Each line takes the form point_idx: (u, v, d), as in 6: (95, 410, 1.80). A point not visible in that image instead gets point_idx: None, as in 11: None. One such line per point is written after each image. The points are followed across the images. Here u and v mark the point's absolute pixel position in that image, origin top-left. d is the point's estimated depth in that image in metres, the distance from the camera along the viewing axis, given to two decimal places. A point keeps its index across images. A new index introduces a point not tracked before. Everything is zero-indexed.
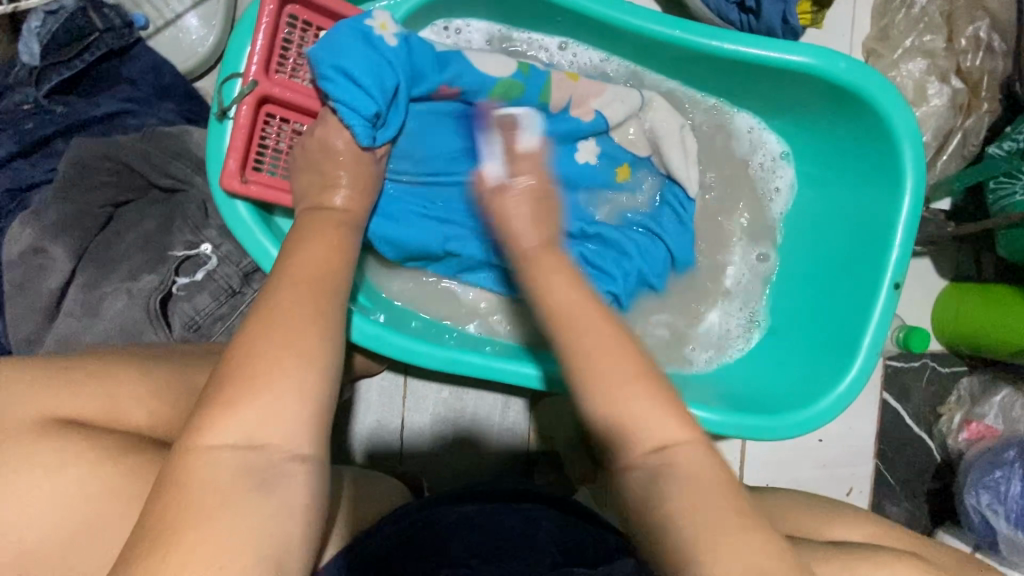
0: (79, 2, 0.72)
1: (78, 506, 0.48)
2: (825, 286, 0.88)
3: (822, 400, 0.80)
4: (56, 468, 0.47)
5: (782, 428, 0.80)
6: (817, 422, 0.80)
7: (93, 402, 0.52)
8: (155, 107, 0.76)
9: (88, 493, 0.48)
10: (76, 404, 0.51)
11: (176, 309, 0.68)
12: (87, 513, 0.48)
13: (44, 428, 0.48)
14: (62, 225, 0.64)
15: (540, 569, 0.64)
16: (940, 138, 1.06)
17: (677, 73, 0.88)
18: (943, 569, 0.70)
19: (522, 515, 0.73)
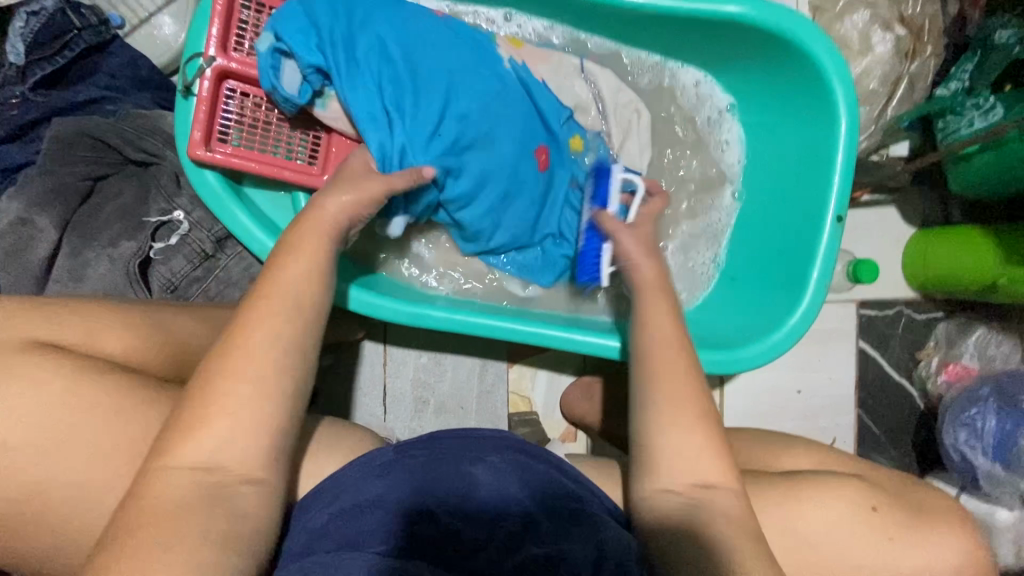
0: (58, 3, 0.79)
1: (58, 424, 0.53)
2: (775, 229, 0.91)
3: (772, 335, 0.84)
4: (40, 389, 0.53)
5: (734, 362, 0.83)
6: (767, 357, 0.84)
7: (71, 334, 0.59)
8: (133, 95, 0.83)
9: (68, 411, 0.53)
10: (54, 337, 0.58)
11: (155, 273, 0.74)
12: (68, 430, 0.53)
13: (29, 355, 0.54)
14: (46, 197, 0.70)
15: (499, 523, 0.69)
16: (888, 85, 1.09)
17: (618, 35, 0.93)
18: (889, 492, 0.75)
19: (488, 465, 0.74)
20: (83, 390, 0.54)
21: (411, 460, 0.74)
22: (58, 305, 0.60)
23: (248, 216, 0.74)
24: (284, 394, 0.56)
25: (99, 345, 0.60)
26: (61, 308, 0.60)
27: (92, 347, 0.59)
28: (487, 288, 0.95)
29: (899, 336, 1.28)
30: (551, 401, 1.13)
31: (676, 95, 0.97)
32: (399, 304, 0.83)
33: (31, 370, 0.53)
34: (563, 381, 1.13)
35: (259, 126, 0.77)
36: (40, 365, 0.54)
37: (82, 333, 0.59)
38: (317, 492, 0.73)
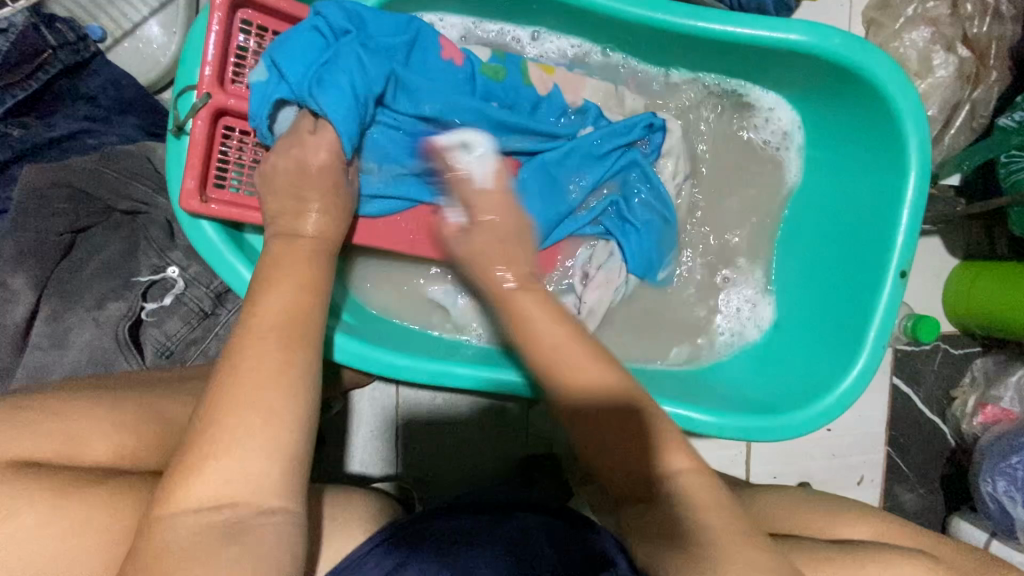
0: (28, 18, 0.68)
1: (38, 553, 0.46)
2: (829, 278, 0.84)
3: (825, 400, 0.76)
4: (16, 512, 0.46)
5: (784, 431, 0.76)
6: (819, 425, 0.76)
7: (52, 441, 0.51)
8: (116, 124, 0.73)
9: (51, 537, 0.46)
10: (31, 445, 0.49)
11: (147, 336, 0.66)
12: (47, 560, 0.46)
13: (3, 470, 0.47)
14: (20, 256, 0.61)
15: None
16: (946, 112, 1.00)
17: (661, 55, 0.82)
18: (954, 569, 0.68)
19: (517, 525, 0.72)
20: (71, 509, 0.47)
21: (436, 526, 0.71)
22: (40, 400, 0.53)
23: (252, 273, 0.66)
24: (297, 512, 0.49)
25: (85, 443, 0.52)
26: (37, 407, 0.52)
27: (77, 447, 0.52)
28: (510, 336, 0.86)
29: (934, 371, 1.23)
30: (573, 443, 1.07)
31: (724, 128, 0.87)
32: (422, 360, 0.74)
33: (10, 486, 0.46)
34: None
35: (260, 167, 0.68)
36: (21, 480, 0.47)
37: (67, 431, 0.52)
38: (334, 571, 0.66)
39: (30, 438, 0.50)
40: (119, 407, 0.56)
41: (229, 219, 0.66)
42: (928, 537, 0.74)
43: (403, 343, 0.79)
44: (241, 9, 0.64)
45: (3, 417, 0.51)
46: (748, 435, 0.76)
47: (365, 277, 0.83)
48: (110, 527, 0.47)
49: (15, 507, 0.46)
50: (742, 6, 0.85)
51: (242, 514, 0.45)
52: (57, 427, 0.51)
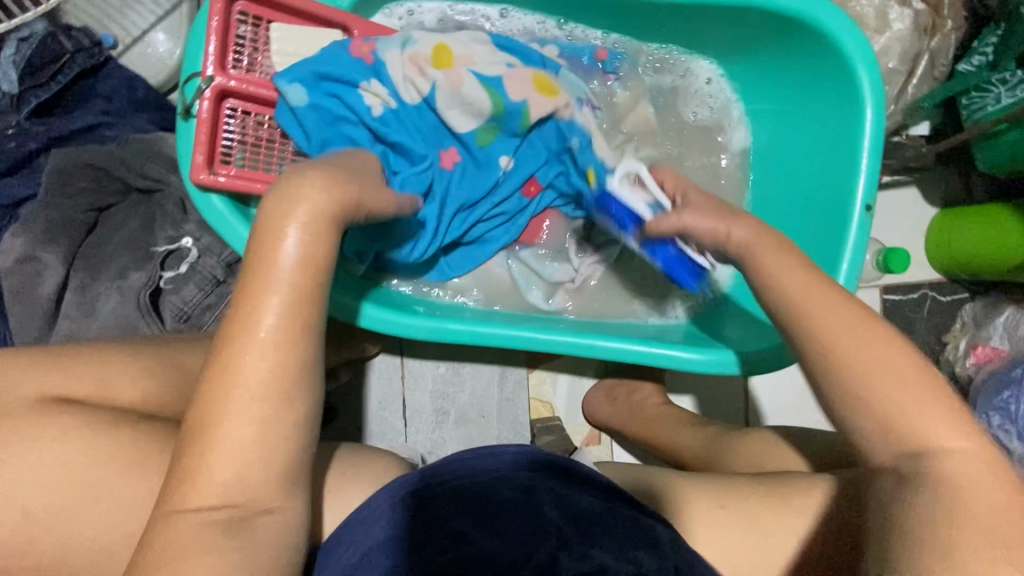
0: (48, 27, 0.76)
1: (79, 473, 0.52)
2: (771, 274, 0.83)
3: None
4: (59, 438, 0.52)
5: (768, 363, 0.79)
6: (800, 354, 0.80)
7: (83, 384, 0.57)
8: (131, 118, 0.81)
9: (90, 461, 0.52)
10: (68, 386, 0.57)
11: (166, 303, 0.72)
12: (88, 479, 0.52)
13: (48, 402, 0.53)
14: (50, 233, 0.68)
15: (542, 542, 0.68)
16: (907, 63, 1.04)
17: (624, 24, 0.88)
18: None
19: (521, 485, 0.73)
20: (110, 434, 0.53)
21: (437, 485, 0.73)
22: (74, 353, 0.59)
23: None
24: (303, 433, 0.54)
25: (115, 389, 0.59)
26: (72, 358, 0.59)
27: (109, 392, 0.58)
28: (505, 298, 0.91)
29: (925, 320, 1.25)
30: (573, 405, 1.11)
31: (692, 91, 0.93)
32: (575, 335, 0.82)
33: (57, 419, 0.53)
34: (584, 384, 1.12)
35: (262, 144, 0.75)
36: (65, 415, 0.53)
37: (94, 377, 0.58)
38: (348, 520, 0.72)
39: (69, 383, 0.57)
40: (142, 358, 0.62)
41: (236, 193, 0.73)
42: None
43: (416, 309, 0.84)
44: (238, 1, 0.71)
45: (41, 368, 0.57)
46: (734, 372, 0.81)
47: None
48: (142, 451, 0.54)
49: (61, 435, 0.52)
50: None
51: (257, 430, 0.51)
52: (83, 371, 0.58)
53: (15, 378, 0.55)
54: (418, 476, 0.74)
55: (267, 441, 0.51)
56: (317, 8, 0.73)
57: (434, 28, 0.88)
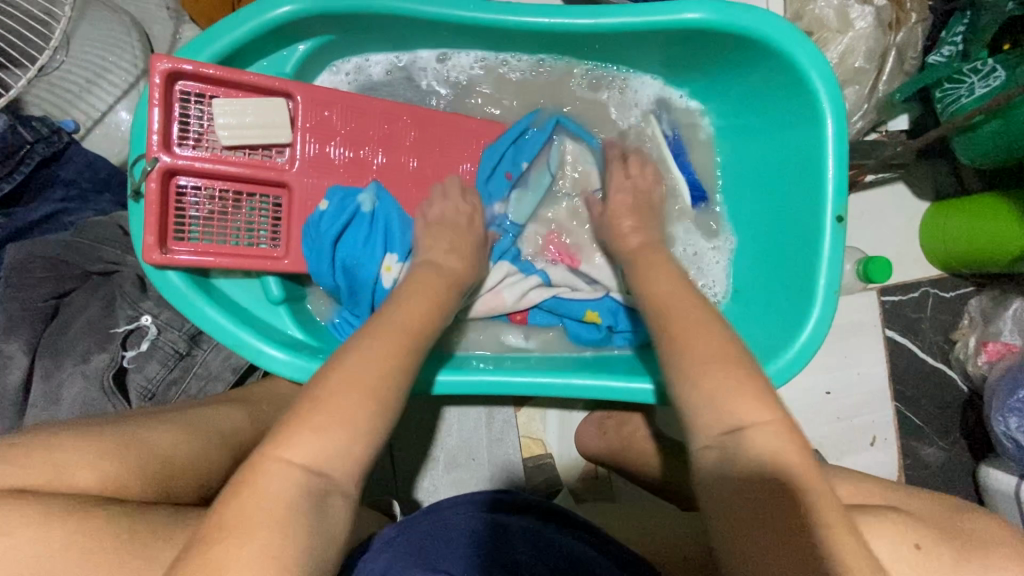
0: (7, 120, 0.77)
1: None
2: None
3: (785, 353, 0.78)
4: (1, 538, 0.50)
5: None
6: (787, 375, 0.77)
7: (38, 471, 0.55)
8: (93, 201, 0.84)
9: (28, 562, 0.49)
10: (22, 476, 0.54)
11: (132, 382, 0.72)
12: None
13: None
14: (13, 324, 0.69)
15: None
16: (875, 60, 1.01)
17: (572, 55, 0.88)
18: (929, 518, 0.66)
19: (496, 527, 0.72)
20: (51, 533, 0.50)
21: (411, 536, 0.71)
22: (27, 441, 0.57)
23: (218, 312, 0.73)
24: None
25: (70, 473, 0.56)
26: (26, 441, 0.57)
27: (63, 477, 0.55)
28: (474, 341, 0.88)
29: (929, 319, 1.20)
30: (565, 440, 1.09)
31: (651, 111, 0.92)
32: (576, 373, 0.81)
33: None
34: (574, 418, 1.09)
35: (216, 216, 0.75)
36: (5, 511, 0.50)
37: (47, 461, 0.56)
38: None
39: (17, 472, 0.54)
40: (99, 439, 0.59)
41: (192, 267, 0.73)
42: (903, 492, 0.72)
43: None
44: (181, 81, 0.72)
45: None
46: None
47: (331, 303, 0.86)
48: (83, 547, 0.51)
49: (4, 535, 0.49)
50: None
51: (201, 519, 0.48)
52: (40, 458, 0.56)
53: None
54: (394, 530, 0.73)
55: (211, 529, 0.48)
56: (257, 77, 0.74)
57: (383, 81, 0.88)
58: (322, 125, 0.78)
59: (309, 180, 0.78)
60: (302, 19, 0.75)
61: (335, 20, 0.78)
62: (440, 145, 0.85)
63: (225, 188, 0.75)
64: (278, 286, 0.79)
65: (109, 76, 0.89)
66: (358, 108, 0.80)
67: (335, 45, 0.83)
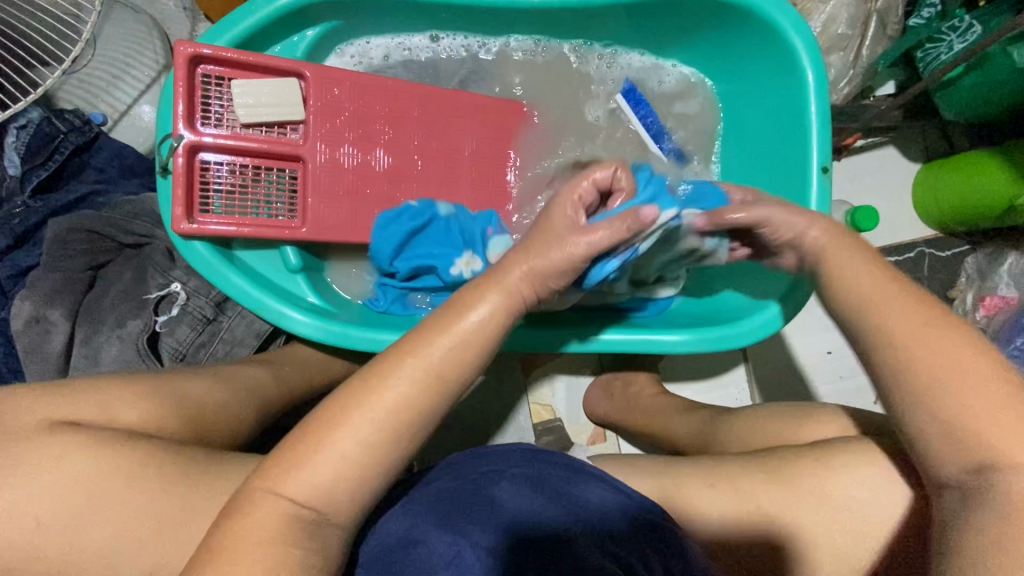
0: (44, 114, 0.86)
1: (63, 503, 0.53)
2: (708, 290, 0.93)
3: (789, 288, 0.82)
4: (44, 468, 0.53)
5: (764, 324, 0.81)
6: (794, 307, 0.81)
7: (77, 412, 0.59)
8: (122, 184, 0.90)
9: (69, 488, 0.53)
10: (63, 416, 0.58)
11: (164, 345, 0.78)
12: (72, 507, 0.53)
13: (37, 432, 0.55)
14: (54, 293, 0.74)
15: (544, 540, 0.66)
16: (858, 26, 1.05)
17: (563, 30, 0.93)
18: None
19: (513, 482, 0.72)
20: (98, 461, 0.54)
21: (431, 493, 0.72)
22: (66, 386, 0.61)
23: (241, 278, 0.78)
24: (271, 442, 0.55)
25: (115, 411, 0.61)
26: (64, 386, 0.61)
27: (109, 414, 0.60)
28: None
29: (928, 279, 1.21)
30: (573, 405, 1.12)
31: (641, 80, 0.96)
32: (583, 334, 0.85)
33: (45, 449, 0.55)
34: (582, 384, 1.13)
35: (238, 191, 0.81)
36: (50, 444, 0.55)
37: (86, 403, 0.60)
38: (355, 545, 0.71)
39: (67, 409, 0.58)
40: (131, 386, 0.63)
41: (217, 236, 0.79)
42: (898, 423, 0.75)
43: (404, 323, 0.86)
44: (201, 65, 0.78)
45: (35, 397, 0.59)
46: (713, 348, 0.83)
47: (344, 271, 0.91)
48: (121, 476, 0.54)
49: (52, 465, 0.53)
50: None
51: None
52: (78, 401, 0.60)
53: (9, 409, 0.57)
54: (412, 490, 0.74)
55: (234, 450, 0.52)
56: (270, 60, 0.80)
57: (384, 63, 0.94)
58: (332, 103, 0.84)
59: (320, 153, 0.84)
60: (310, 5, 0.81)
61: (340, 5, 0.84)
62: (444, 117, 0.90)
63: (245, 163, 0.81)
64: (295, 255, 0.85)
65: (133, 71, 0.96)
66: (363, 86, 0.85)
67: (340, 31, 0.89)
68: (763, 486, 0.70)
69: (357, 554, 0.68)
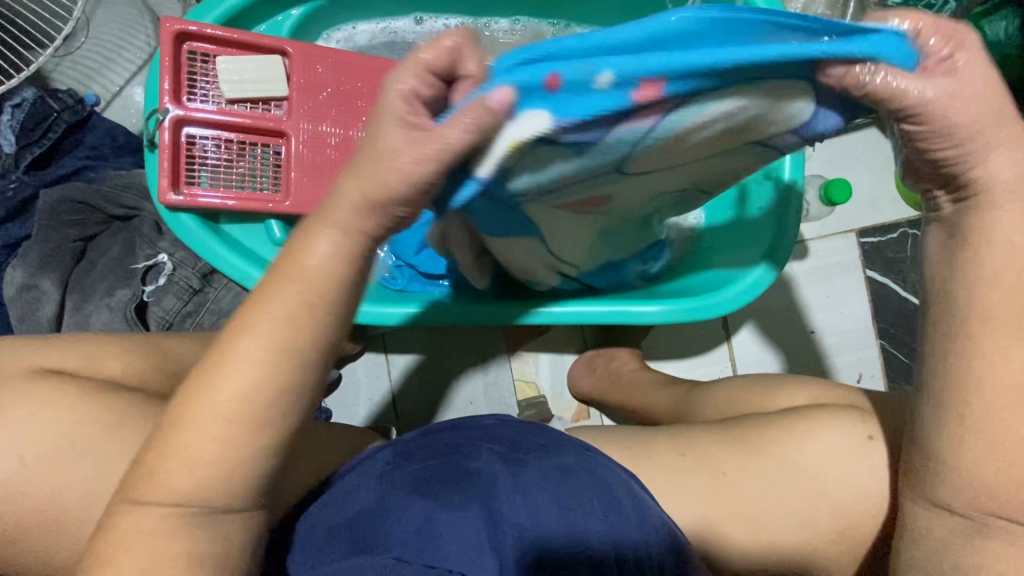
0: (37, 93, 0.89)
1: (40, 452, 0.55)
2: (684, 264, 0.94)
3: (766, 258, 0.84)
4: (24, 421, 0.55)
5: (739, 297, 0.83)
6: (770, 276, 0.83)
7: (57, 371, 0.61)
8: (114, 161, 0.92)
9: (47, 437, 0.55)
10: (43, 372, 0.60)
11: (151, 314, 0.80)
12: (49, 457, 0.55)
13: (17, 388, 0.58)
14: (45, 261, 0.77)
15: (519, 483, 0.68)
16: (835, 8, 1.07)
17: (543, 11, 0.95)
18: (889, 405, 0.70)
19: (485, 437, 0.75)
20: (78, 408, 0.57)
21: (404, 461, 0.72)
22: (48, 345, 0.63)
23: (228, 249, 0.80)
24: None
25: (100, 362, 0.63)
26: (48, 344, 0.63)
27: (94, 364, 0.63)
28: None
29: (910, 260, 1.22)
30: (557, 383, 1.14)
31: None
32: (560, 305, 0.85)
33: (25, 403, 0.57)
34: (566, 361, 1.15)
35: (223, 165, 0.83)
36: (31, 398, 0.57)
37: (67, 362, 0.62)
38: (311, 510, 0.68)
39: (52, 356, 0.61)
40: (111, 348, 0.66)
41: (203, 209, 0.81)
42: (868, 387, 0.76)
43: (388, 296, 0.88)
44: (187, 42, 0.81)
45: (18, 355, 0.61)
46: (687, 318, 0.84)
47: None
48: (98, 426, 0.56)
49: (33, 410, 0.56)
50: None
51: None
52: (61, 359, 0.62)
53: None
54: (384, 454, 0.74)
55: None
56: (254, 37, 0.82)
57: (368, 46, 0.96)
58: (315, 80, 0.86)
59: (304, 128, 0.86)
60: None
61: None
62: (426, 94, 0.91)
63: (232, 137, 0.83)
64: (280, 229, 0.87)
65: (126, 54, 0.99)
66: (347, 64, 0.88)
67: (325, 13, 0.92)
68: (728, 449, 0.71)
69: (322, 518, 0.67)
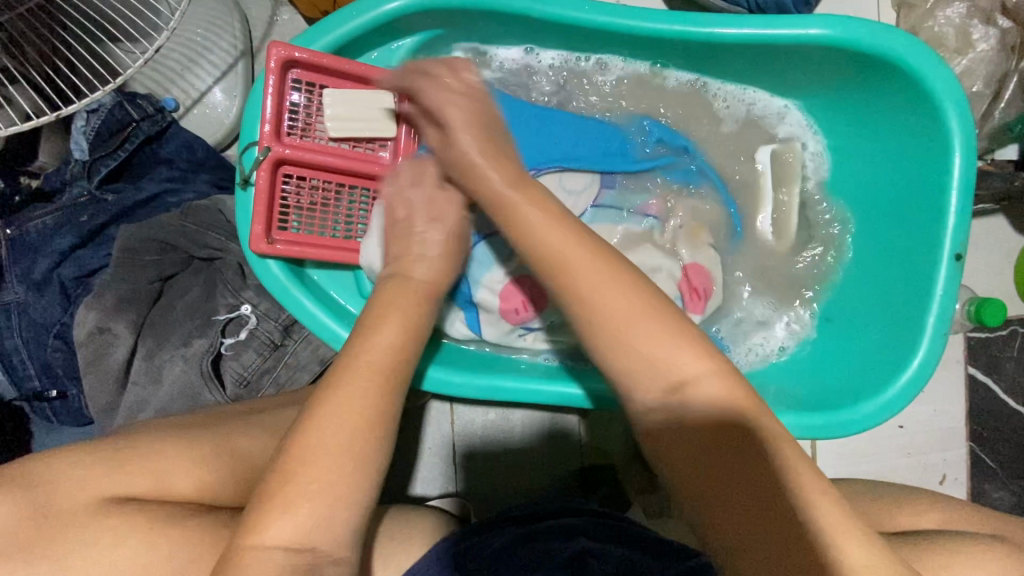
0: (115, 98, 0.79)
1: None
2: (796, 362, 0.86)
3: (883, 394, 0.74)
4: (117, 542, 0.50)
5: (843, 427, 0.74)
6: (878, 420, 0.74)
7: (143, 476, 0.55)
8: (193, 181, 0.83)
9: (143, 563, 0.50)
10: (130, 478, 0.54)
11: (227, 368, 0.74)
12: None
13: (105, 502, 0.52)
14: (121, 304, 0.70)
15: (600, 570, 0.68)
16: (993, 85, 0.94)
17: (676, 61, 0.84)
18: None
19: (563, 527, 0.75)
20: (154, 544, 0.50)
21: (488, 538, 0.73)
22: (132, 443, 0.57)
23: (318, 305, 0.71)
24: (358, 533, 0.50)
25: (164, 485, 0.56)
26: (132, 445, 0.57)
27: (165, 484, 0.55)
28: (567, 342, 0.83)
29: (1014, 358, 1.14)
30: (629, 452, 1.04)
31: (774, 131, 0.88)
32: None
33: (116, 518, 0.51)
34: None
35: (317, 207, 0.75)
36: (122, 512, 0.51)
37: (151, 467, 0.56)
38: None
39: (121, 480, 0.54)
40: (195, 443, 0.59)
41: (294, 258, 0.73)
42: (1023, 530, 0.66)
43: (478, 366, 0.80)
44: (292, 69, 0.71)
45: (100, 457, 0.55)
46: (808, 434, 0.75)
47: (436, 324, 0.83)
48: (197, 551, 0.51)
49: (115, 547, 0.50)
50: (761, 7, 0.84)
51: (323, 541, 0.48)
52: (145, 463, 0.56)
53: (75, 471, 0.53)
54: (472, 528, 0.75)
55: (314, 548, 0.48)
56: (366, 70, 0.73)
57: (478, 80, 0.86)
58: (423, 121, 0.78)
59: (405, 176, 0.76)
60: (412, 14, 0.74)
61: (443, 15, 0.76)
62: (547, 155, 0.82)
63: (331, 177, 0.75)
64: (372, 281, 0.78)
65: (209, 56, 0.89)
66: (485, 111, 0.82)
67: (436, 41, 0.81)
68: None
69: None
